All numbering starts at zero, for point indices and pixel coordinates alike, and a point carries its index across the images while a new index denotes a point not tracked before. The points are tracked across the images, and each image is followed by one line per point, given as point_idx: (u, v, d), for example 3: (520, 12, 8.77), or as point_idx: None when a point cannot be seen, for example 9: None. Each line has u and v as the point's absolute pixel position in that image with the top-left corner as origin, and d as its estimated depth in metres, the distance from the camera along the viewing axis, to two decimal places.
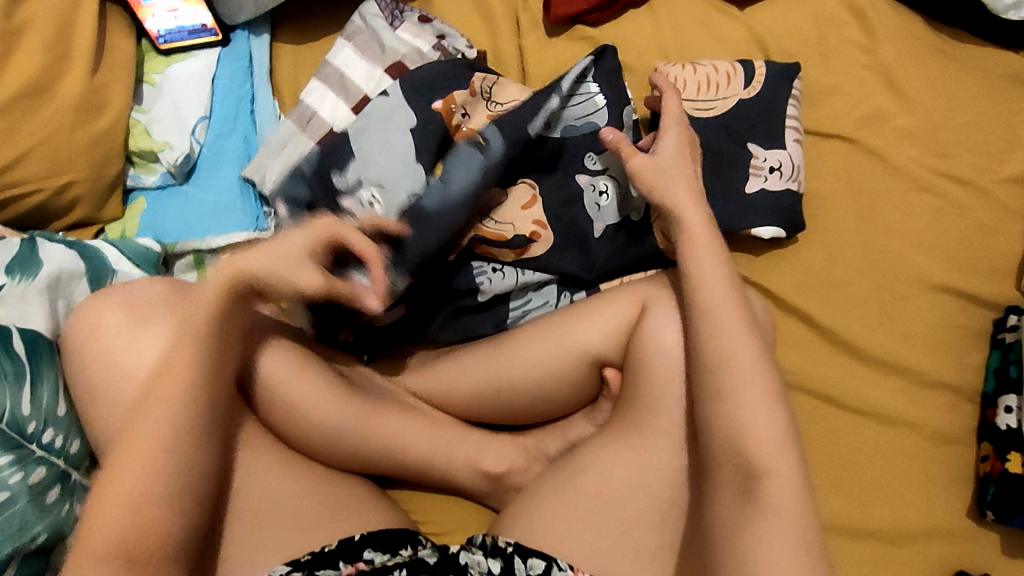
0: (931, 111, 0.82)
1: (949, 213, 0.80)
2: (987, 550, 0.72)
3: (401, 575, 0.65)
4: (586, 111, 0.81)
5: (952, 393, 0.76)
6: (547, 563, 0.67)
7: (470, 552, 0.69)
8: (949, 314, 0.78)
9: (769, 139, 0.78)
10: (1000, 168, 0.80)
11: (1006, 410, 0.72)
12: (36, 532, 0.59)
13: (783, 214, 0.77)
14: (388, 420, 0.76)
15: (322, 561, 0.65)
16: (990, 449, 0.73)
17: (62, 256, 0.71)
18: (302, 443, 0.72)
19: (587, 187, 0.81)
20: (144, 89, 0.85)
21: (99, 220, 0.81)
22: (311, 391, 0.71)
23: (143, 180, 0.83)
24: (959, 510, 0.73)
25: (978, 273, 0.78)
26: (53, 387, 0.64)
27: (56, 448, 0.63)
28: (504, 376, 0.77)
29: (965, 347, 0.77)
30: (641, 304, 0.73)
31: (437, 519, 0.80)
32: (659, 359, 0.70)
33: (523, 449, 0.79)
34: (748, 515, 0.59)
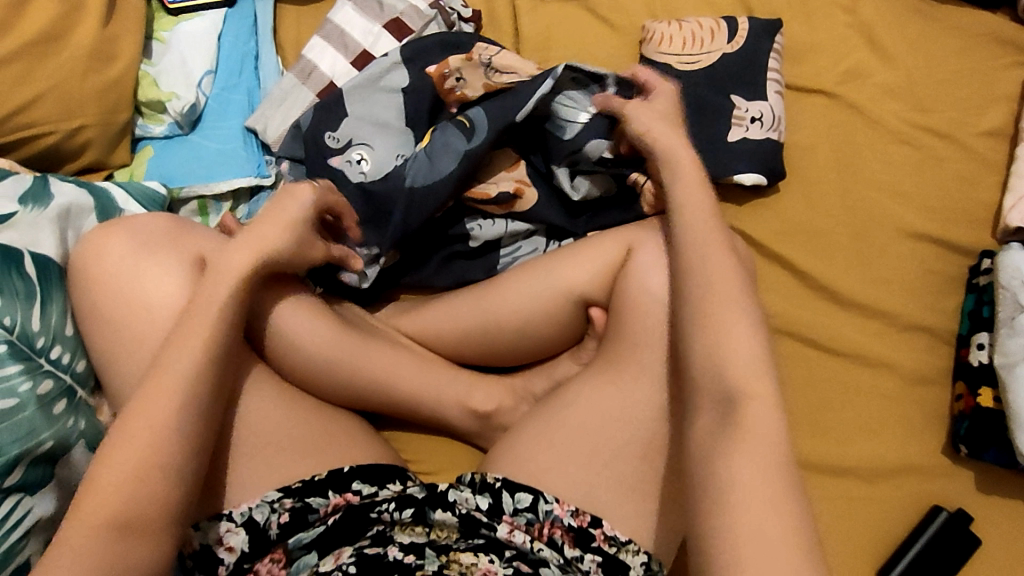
0: (911, 68, 0.85)
1: (927, 165, 0.82)
2: (963, 486, 0.74)
3: (390, 508, 0.71)
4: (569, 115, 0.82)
5: (928, 336, 0.78)
6: (533, 497, 0.70)
7: (458, 490, 0.72)
8: (926, 260, 0.80)
9: (751, 91, 0.81)
10: (977, 122, 0.83)
11: (979, 346, 0.74)
12: (43, 438, 0.62)
13: (764, 161, 0.79)
14: (378, 358, 0.78)
15: (313, 490, 0.69)
16: (964, 386, 0.75)
17: (72, 192, 0.74)
18: (297, 374, 0.76)
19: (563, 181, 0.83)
20: (153, 45, 0.89)
21: (108, 165, 0.85)
22: (302, 326, 0.75)
23: (150, 130, 0.87)
24: (935, 448, 0.75)
25: (956, 221, 0.81)
26: (61, 309, 0.67)
27: (63, 365, 0.66)
28: (492, 317, 0.79)
29: (941, 292, 0.79)
30: (627, 246, 0.76)
31: (428, 458, 0.83)
32: (638, 297, 0.73)
33: (512, 389, 0.81)
34: (724, 430, 0.56)
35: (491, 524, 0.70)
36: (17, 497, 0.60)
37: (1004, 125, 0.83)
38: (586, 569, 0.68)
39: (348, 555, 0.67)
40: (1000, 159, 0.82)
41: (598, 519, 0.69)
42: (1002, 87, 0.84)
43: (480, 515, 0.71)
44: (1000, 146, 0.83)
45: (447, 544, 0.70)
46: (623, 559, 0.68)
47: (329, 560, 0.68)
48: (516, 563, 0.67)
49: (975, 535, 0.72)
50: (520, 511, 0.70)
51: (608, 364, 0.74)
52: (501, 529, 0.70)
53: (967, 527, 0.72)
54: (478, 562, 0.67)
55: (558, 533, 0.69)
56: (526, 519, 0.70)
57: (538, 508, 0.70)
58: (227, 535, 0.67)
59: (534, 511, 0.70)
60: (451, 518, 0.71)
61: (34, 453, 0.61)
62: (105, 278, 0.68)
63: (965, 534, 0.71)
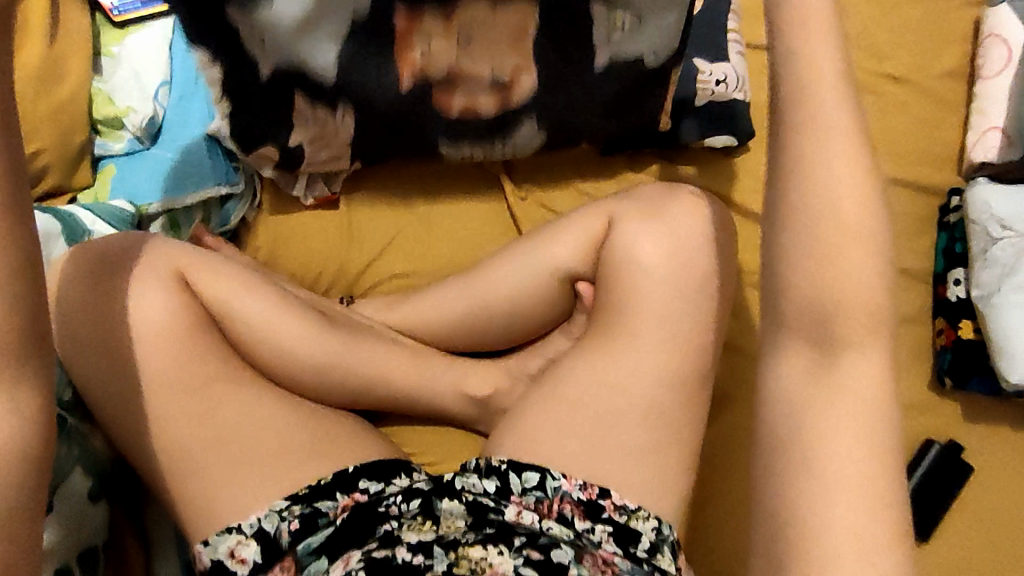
0: (863, 18, 0.86)
1: (889, 111, 0.84)
2: (952, 418, 0.76)
3: (397, 500, 0.70)
4: None
5: (906, 277, 0.80)
6: (540, 475, 0.71)
7: (465, 476, 0.72)
8: (896, 204, 0.82)
9: (715, 53, 0.81)
10: (930, 66, 0.85)
11: (956, 283, 0.76)
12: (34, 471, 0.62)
13: (732, 123, 0.81)
14: (370, 353, 0.78)
15: (321, 493, 0.69)
16: (944, 321, 0.77)
17: (37, 219, 0.73)
18: (304, 381, 0.75)
19: None
20: (104, 61, 0.86)
21: (70, 188, 0.82)
22: (370, 362, 0.78)
23: (110, 148, 0.84)
24: (921, 385, 0.77)
25: (920, 163, 0.83)
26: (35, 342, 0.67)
27: None
28: (480, 300, 0.80)
29: (915, 232, 0.81)
30: (608, 225, 0.76)
31: (430, 449, 0.83)
32: (628, 285, 0.72)
33: (504, 372, 0.81)
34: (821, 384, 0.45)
35: (498, 507, 0.70)
36: None
37: (958, 67, 0.85)
38: (598, 541, 0.68)
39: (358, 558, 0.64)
40: (956, 99, 0.85)
41: (606, 490, 0.70)
42: (956, 30, 0.86)
43: (488, 500, 0.71)
44: (954, 87, 0.85)
45: (454, 539, 0.66)
46: (633, 527, 0.69)
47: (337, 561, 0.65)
48: (527, 550, 0.64)
49: (967, 465, 0.74)
50: (527, 492, 0.70)
51: (600, 337, 0.73)
52: (510, 512, 0.70)
53: (959, 456, 0.74)
54: (487, 556, 0.64)
55: (569, 508, 0.69)
56: (534, 497, 0.70)
57: (546, 485, 0.70)
58: (238, 548, 0.66)
59: (542, 489, 0.70)
60: (458, 506, 0.70)
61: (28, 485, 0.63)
62: None
63: (958, 464, 0.74)
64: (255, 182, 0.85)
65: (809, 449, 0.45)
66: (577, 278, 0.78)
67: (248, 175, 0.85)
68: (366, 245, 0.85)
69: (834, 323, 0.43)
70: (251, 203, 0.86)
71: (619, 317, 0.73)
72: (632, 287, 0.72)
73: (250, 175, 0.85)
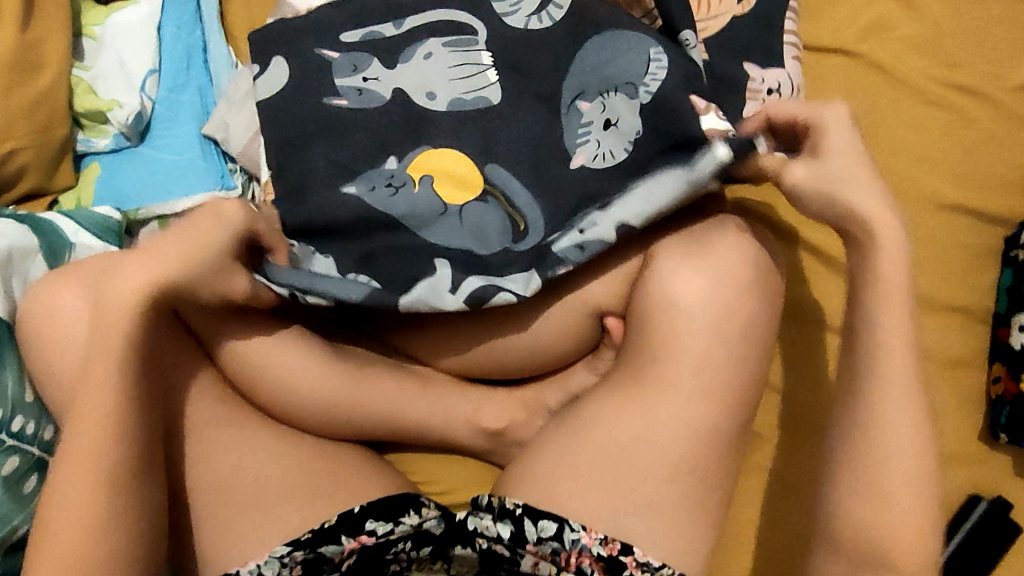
0: (937, 18, 0.77)
1: (959, 128, 0.75)
2: (1001, 472, 0.71)
3: (407, 547, 0.67)
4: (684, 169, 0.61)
5: (963, 316, 0.74)
6: (558, 525, 0.65)
7: (478, 517, 0.67)
8: (960, 234, 0.74)
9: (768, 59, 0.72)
10: (1009, 76, 0.76)
11: (1021, 329, 0.70)
12: (15, 524, 0.57)
13: None
14: (379, 385, 0.73)
15: (324, 538, 0.64)
16: (1003, 369, 0.71)
17: (13, 232, 0.65)
18: (307, 415, 0.70)
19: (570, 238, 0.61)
20: (84, 43, 0.77)
21: (51, 190, 0.75)
22: (377, 395, 0.72)
23: (94, 145, 0.77)
24: (970, 435, 0.72)
25: (989, 189, 0.75)
26: (17, 374, 0.59)
27: (29, 437, 0.59)
28: (498, 335, 0.73)
29: (976, 266, 0.74)
30: (646, 255, 0.69)
31: (440, 478, 0.78)
32: (664, 327, 0.66)
33: (523, 404, 0.76)
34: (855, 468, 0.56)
35: (513, 557, 0.67)
36: None
37: None
38: None
39: None
40: None
41: (629, 545, 0.64)
42: None
43: (502, 547, 0.66)
44: None
45: None
46: None
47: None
48: None
49: (1015, 523, 0.70)
50: (542, 541, 0.65)
51: (629, 380, 0.68)
52: (525, 561, 0.66)
53: (1006, 515, 0.69)
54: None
55: (587, 562, 0.64)
56: (551, 548, 0.65)
57: (564, 537, 0.65)
58: None
59: (560, 540, 0.65)
60: (471, 552, 0.67)
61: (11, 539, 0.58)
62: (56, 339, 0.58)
63: (1006, 523, 0.69)
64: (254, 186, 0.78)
65: (870, 435, 0.56)
66: (606, 313, 0.71)
67: (245, 178, 0.78)
68: None
69: (903, 386, 0.55)
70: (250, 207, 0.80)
71: (652, 359, 0.67)
72: (669, 329, 0.66)
73: (248, 179, 0.78)
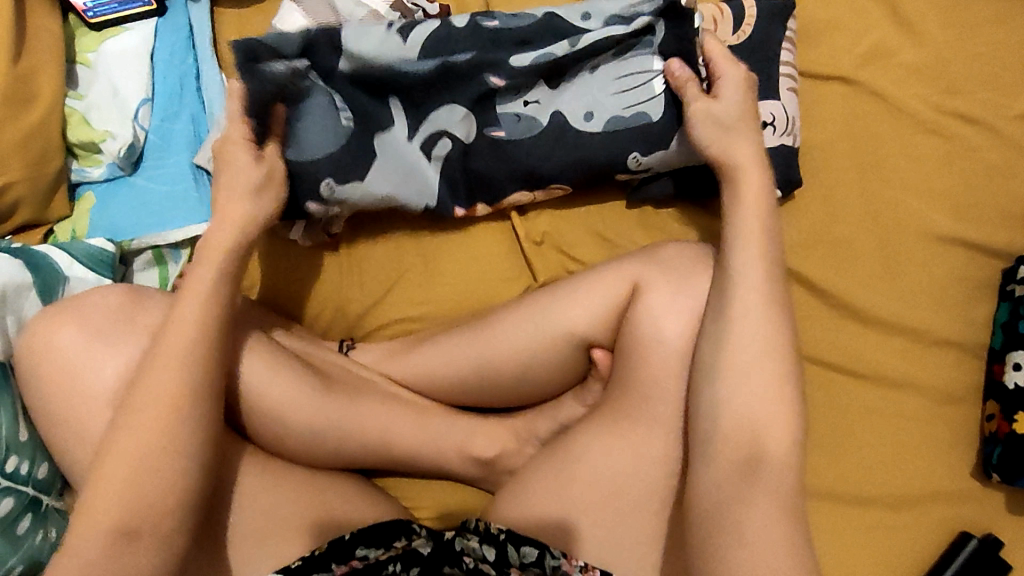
0: (940, 43, 0.75)
1: (958, 158, 0.74)
2: (992, 508, 0.71)
3: (397, 568, 0.65)
4: (639, 97, 0.72)
5: (958, 350, 0.73)
6: (539, 552, 0.64)
7: (466, 538, 0.68)
8: (957, 266, 0.73)
9: (764, 89, 0.72)
10: (1013, 104, 0.74)
11: (1015, 367, 0.68)
12: (8, 566, 0.56)
13: (780, 171, 0.72)
14: (369, 415, 0.73)
15: (314, 565, 0.63)
16: (997, 407, 0.70)
17: (7, 268, 0.65)
18: (299, 448, 0.70)
19: (508, 116, 0.74)
20: (79, 70, 0.78)
21: (46, 220, 0.75)
22: (364, 425, 0.73)
23: (88, 174, 0.77)
24: (961, 472, 0.71)
25: (988, 220, 0.74)
26: (10, 415, 0.61)
27: (22, 476, 0.60)
28: (486, 364, 0.74)
29: (972, 299, 0.73)
30: (632, 282, 0.68)
31: (430, 503, 0.79)
32: (650, 365, 0.66)
33: (513, 432, 0.76)
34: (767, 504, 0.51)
35: None
36: None
37: None
38: None
39: None
40: None
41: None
42: None
43: (488, 568, 0.66)
44: None
45: None
46: None
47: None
48: None
49: (1005, 561, 0.69)
50: (527, 567, 0.65)
51: (617, 414, 0.68)
52: None
53: (997, 552, 0.69)
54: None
55: None
56: (534, 573, 0.65)
57: (545, 564, 0.64)
58: None
59: (541, 565, 0.64)
60: (458, 570, 0.66)
61: None
62: (58, 374, 0.61)
63: (997, 561, 0.68)
64: None
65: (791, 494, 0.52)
66: (593, 344, 0.71)
67: None
68: (365, 286, 0.80)
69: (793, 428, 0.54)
70: None
71: (639, 396, 0.67)
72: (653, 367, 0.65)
73: None
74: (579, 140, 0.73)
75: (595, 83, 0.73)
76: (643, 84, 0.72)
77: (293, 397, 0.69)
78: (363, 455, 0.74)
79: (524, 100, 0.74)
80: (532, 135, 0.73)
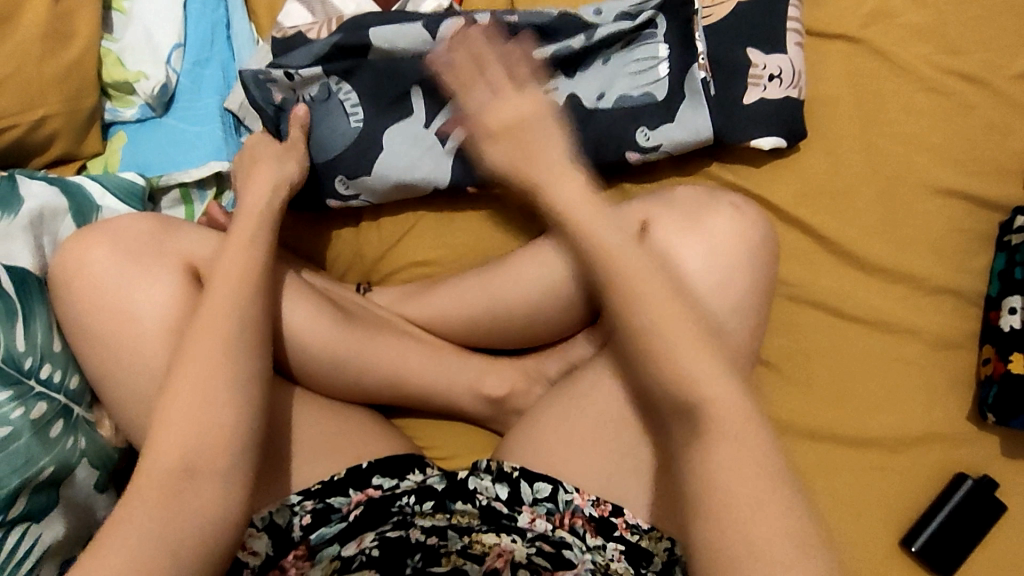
0: (939, 6, 0.78)
1: (958, 114, 0.77)
2: (988, 451, 0.73)
3: (410, 501, 0.67)
4: (650, 78, 0.75)
5: (955, 299, 0.75)
6: (553, 487, 0.66)
7: (478, 478, 0.68)
8: (955, 218, 0.76)
9: (770, 44, 0.75)
10: (1010, 64, 0.77)
11: (1010, 311, 0.71)
12: (42, 464, 0.59)
13: (784, 122, 0.75)
14: (385, 349, 0.76)
15: (333, 489, 0.67)
16: (994, 350, 0.72)
17: (42, 193, 0.69)
18: (318, 376, 0.73)
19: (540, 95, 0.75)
20: (115, 16, 0.81)
21: (79, 156, 0.79)
22: (380, 357, 0.75)
23: (121, 114, 0.81)
24: (958, 415, 0.74)
25: (986, 174, 0.76)
26: (46, 326, 0.63)
27: (55, 384, 0.62)
28: (501, 303, 0.76)
29: (969, 250, 0.76)
30: (643, 221, 0.71)
31: (441, 443, 0.81)
32: None
33: (523, 372, 0.79)
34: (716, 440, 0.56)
35: (511, 514, 0.67)
36: (25, 526, 0.58)
37: None
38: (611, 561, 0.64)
39: (372, 539, 0.66)
40: None
41: (620, 508, 0.66)
42: None
43: (500, 506, 0.67)
44: None
45: (469, 527, 0.67)
46: (647, 546, 0.64)
47: (351, 546, 0.65)
48: (539, 543, 0.66)
49: (1000, 501, 0.71)
50: (539, 503, 0.66)
51: None
52: (523, 518, 0.66)
53: (992, 492, 0.71)
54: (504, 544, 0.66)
55: (580, 523, 0.66)
56: (546, 508, 0.66)
57: (558, 498, 0.66)
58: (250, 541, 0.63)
59: (554, 501, 0.66)
60: (473, 507, 0.68)
61: (37, 481, 0.59)
62: (86, 288, 0.62)
63: (990, 501, 0.71)
64: None
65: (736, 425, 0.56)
66: None
67: None
68: (382, 234, 0.83)
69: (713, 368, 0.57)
70: None
71: None
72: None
73: None
74: (593, 114, 0.75)
75: (610, 72, 0.76)
76: (651, 68, 0.75)
77: (313, 326, 0.72)
78: (380, 389, 0.76)
79: (550, 84, 0.75)
80: (559, 114, 0.74)
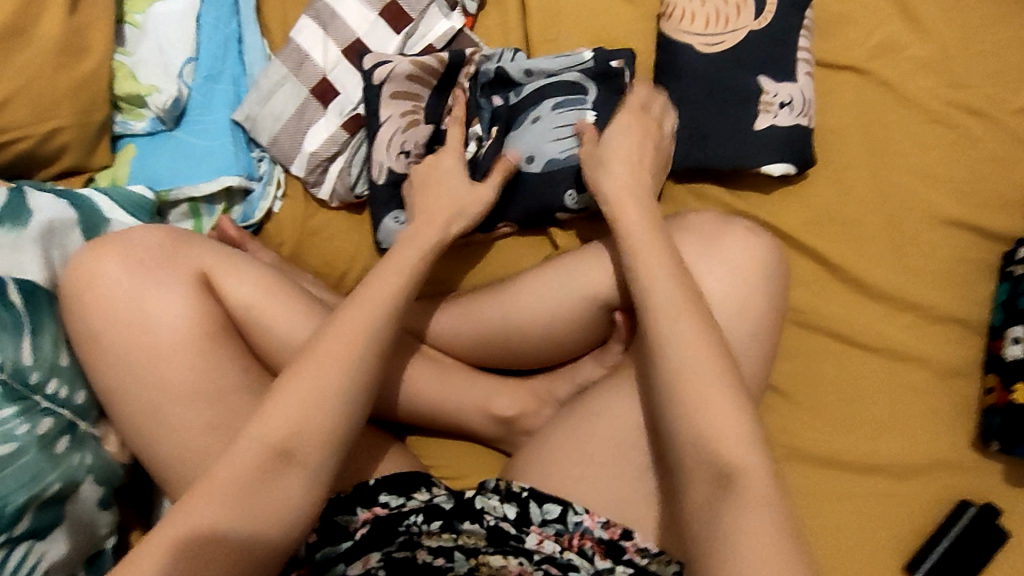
0: (945, 40, 0.80)
1: (962, 146, 0.78)
2: (992, 479, 0.73)
3: (418, 520, 0.67)
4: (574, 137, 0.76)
5: (959, 327, 0.76)
6: (561, 508, 0.66)
7: (485, 496, 0.68)
8: (959, 248, 0.77)
9: (780, 72, 0.76)
10: (1013, 98, 0.78)
11: (1014, 341, 0.72)
12: (48, 481, 0.58)
13: (795, 149, 0.75)
14: (391, 368, 0.75)
15: (341, 507, 0.68)
16: (997, 379, 0.73)
17: (53, 206, 0.68)
18: None
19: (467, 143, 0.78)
20: (127, 30, 0.81)
21: (89, 168, 0.78)
22: (387, 376, 0.75)
23: (131, 127, 0.81)
24: (963, 443, 0.74)
25: (990, 206, 0.78)
26: (55, 340, 0.62)
27: (62, 400, 0.62)
28: (509, 323, 0.76)
29: (973, 280, 0.77)
30: None
31: (447, 462, 0.81)
32: None
33: (531, 393, 0.78)
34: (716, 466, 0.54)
35: (519, 535, 0.66)
36: (28, 544, 0.57)
37: None
38: None
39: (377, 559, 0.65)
40: None
41: (629, 531, 0.65)
42: None
43: (508, 526, 0.67)
44: None
45: (475, 549, 0.67)
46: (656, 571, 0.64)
47: (356, 567, 0.65)
48: (546, 566, 0.65)
49: (1004, 529, 0.72)
50: (547, 523, 0.66)
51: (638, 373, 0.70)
52: (530, 540, 0.66)
53: (996, 520, 0.71)
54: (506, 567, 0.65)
55: (589, 544, 0.65)
56: (554, 529, 0.66)
57: (567, 520, 0.66)
58: None
59: (563, 522, 0.66)
60: (480, 528, 0.67)
61: (42, 498, 0.58)
62: (97, 301, 0.61)
63: (996, 529, 0.71)
64: (277, 172, 0.82)
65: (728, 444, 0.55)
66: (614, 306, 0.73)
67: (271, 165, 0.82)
68: None
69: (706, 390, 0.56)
70: (275, 193, 0.82)
71: None
72: None
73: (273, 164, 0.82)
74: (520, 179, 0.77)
75: (536, 130, 0.76)
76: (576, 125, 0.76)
77: None
78: (387, 407, 0.76)
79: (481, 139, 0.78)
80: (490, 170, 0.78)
